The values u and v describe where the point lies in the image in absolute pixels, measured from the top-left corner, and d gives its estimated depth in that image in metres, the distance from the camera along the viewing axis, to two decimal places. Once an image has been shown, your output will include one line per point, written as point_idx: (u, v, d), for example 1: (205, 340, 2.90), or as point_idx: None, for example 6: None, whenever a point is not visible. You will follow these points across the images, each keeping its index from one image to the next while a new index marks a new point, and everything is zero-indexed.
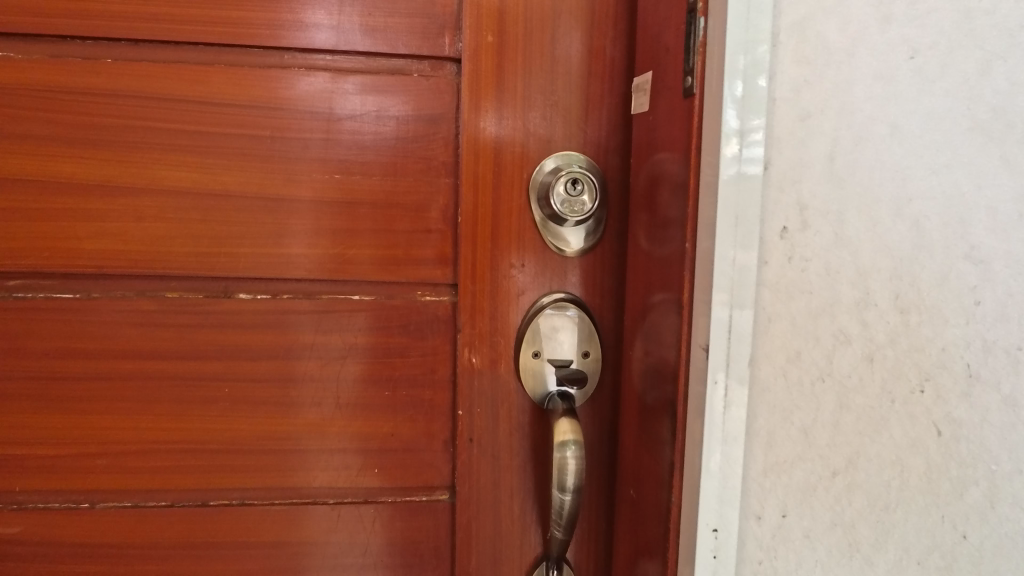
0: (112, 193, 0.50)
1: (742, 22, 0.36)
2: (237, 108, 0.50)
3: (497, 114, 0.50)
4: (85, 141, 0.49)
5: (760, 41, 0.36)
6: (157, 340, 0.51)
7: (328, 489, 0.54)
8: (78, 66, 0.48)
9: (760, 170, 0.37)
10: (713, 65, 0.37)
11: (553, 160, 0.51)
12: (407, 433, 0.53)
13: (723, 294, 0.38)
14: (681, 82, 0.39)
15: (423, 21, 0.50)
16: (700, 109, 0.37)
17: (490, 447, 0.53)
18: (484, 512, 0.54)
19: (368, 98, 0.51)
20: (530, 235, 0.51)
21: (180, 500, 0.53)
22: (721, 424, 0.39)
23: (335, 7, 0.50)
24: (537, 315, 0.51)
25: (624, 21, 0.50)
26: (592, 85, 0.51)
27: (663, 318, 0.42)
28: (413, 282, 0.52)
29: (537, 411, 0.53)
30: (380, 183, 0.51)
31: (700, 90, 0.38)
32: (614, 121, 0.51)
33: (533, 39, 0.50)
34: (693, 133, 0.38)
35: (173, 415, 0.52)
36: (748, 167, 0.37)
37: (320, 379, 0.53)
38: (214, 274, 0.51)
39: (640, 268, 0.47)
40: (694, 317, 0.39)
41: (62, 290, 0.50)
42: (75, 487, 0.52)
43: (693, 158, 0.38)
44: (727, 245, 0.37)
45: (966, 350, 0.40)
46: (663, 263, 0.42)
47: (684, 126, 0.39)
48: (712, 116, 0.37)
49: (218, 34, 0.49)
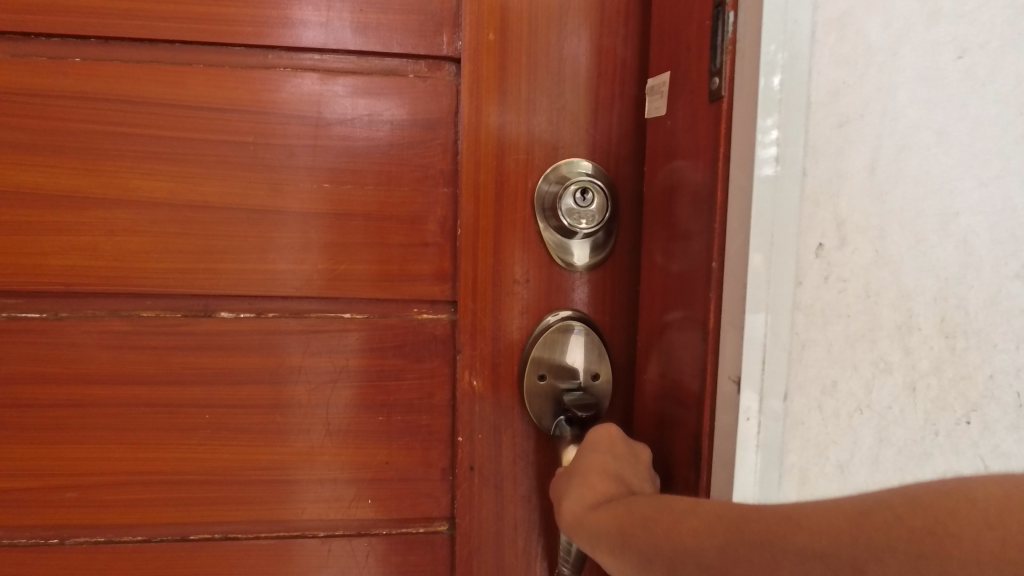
0: (82, 205, 0.46)
1: (781, 16, 0.32)
2: (217, 112, 0.46)
3: (500, 118, 0.46)
4: (51, 148, 0.45)
5: (799, 40, 0.33)
6: (132, 364, 0.47)
7: (317, 522, 0.50)
8: (44, 67, 0.44)
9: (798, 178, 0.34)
10: (747, 62, 0.33)
11: (559, 168, 0.47)
12: (403, 462, 0.50)
13: (756, 319, 0.34)
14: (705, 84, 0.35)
15: (419, 18, 0.47)
16: (728, 113, 0.34)
17: (491, 476, 0.49)
18: (486, 546, 0.50)
19: (360, 101, 0.47)
20: (534, 249, 0.48)
21: (158, 535, 0.49)
22: (753, 463, 0.35)
23: (323, 3, 0.46)
24: (542, 335, 0.47)
25: (636, 17, 0.47)
26: (601, 87, 0.47)
27: (684, 344, 0.38)
28: (409, 299, 0.49)
29: (542, 437, 0.49)
30: (372, 194, 0.47)
31: (728, 93, 0.34)
32: (626, 125, 0.47)
33: (537, 37, 0.46)
34: (722, 139, 0.34)
35: (148, 444, 0.48)
36: (783, 176, 0.33)
37: (309, 404, 0.49)
38: (195, 292, 0.47)
39: (656, 288, 0.43)
40: (721, 343, 0.35)
41: (26, 309, 0.46)
42: (43, 523, 0.48)
43: (722, 168, 0.34)
44: (759, 263, 0.33)
45: (1016, 379, 0.38)
46: (683, 283, 0.39)
47: (711, 131, 0.35)
48: (744, 120, 0.33)
49: (196, 32, 0.45)
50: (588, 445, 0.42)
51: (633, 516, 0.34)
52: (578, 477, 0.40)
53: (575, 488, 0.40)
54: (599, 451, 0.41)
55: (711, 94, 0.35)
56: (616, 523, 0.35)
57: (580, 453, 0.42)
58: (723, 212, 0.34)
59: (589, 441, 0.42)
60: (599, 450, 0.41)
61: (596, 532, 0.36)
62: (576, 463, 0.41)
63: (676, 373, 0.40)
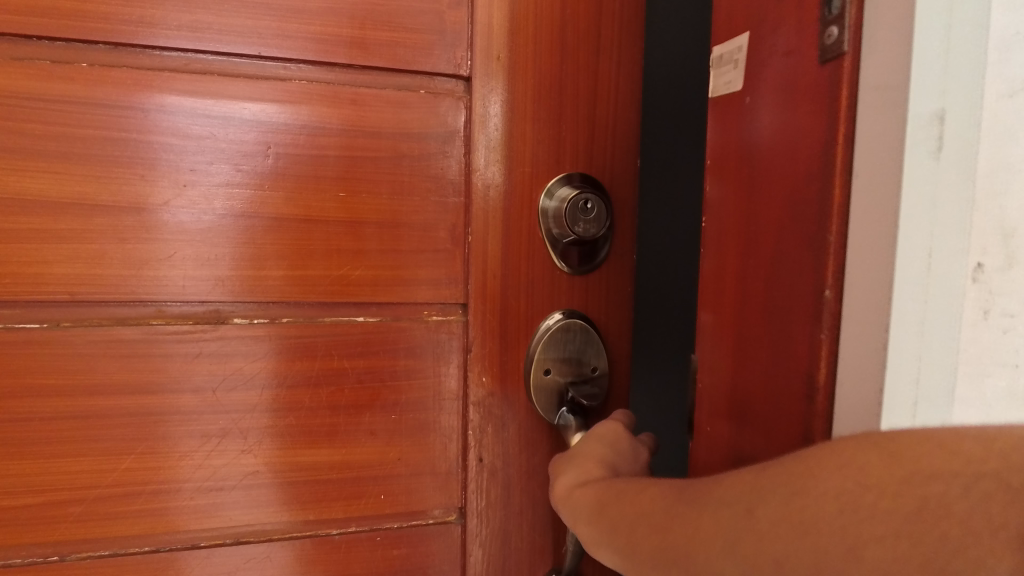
0: (89, 213, 0.45)
1: None
2: (232, 122, 0.47)
3: (508, 134, 0.50)
4: (55, 153, 0.44)
5: None
6: (142, 372, 0.47)
7: (330, 520, 0.52)
8: (47, 70, 0.43)
9: (955, 152, 0.33)
10: (879, 33, 0.33)
11: (561, 180, 0.51)
12: (415, 458, 0.52)
13: (900, 329, 0.33)
14: (818, 40, 0.36)
15: (432, 37, 0.49)
16: (852, 79, 0.34)
17: (500, 467, 0.53)
18: (494, 532, 0.53)
19: (374, 114, 0.49)
20: (539, 254, 0.52)
21: (167, 544, 0.49)
22: None
23: (340, 20, 0.48)
24: (546, 336, 0.51)
25: (628, 46, 0.52)
26: (598, 107, 0.52)
27: (779, 351, 0.40)
28: (420, 302, 0.51)
29: (546, 427, 0.53)
30: (386, 202, 0.50)
31: (851, 51, 0.34)
32: (619, 141, 0.53)
33: (542, 59, 0.50)
34: (845, 110, 0.35)
35: (158, 452, 0.48)
36: (941, 155, 0.32)
37: (323, 406, 0.50)
38: (207, 298, 0.48)
39: (731, 289, 0.44)
40: (840, 352, 0.36)
41: (24, 320, 0.45)
42: (40, 540, 0.47)
43: (844, 154, 0.35)
44: (909, 267, 0.33)
45: None
46: (783, 292, 0.39)
47: (829, 112, 0.35)
48: (875, 100, 0.33)
49: (211, 41, 0.46)
50: (592, 439, 0.47)
51: (611, 491, 0.39)
52: (575, 460, 0.45)
53: (570, 469, 0.44)
54: (599, 445, 0.46)
55: (826, 52, 0.36)
56: (599, 497, 0.40)
57: (586, 442, 0.47)
58: (841, 219, 0.35)
59: (596, 436, 0.47)
60: (601, 444, 0.46)
61: (577, 505, 0.41)
62: (576, 450, 0.46)
63: (770, 376, 0.41)
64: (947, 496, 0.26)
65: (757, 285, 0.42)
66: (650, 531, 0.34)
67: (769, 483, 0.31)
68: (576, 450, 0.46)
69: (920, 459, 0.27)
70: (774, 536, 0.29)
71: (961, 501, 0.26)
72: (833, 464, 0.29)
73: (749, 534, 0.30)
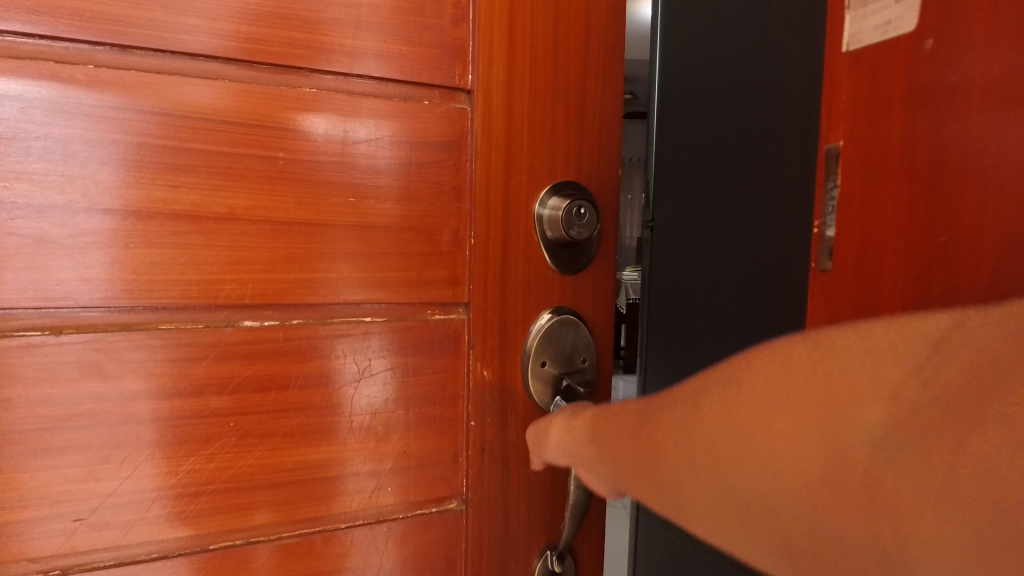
0: (95, 216, 0.44)
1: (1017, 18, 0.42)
2: (245, 128, 0.47)
3: (508, 144, 0.54)
4: (60, 155, 0.43)
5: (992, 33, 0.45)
6: (151, 378, 0.46)
7: (339, 515, 0.53)
8: (53, 71, 0.43)
9: None
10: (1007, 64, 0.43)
11: (552, 186, 0.55)
12: (420, 450, 0.55)
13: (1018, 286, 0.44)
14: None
15: (435, 51, 0.52)
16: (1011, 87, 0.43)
17: (499, 455, 0.57)
18: (494, 518, 0.57)
19: (382, 123, 0.51)
20: (535, 256, 0.56)
21: (176, 550, 0.49)
22: None
23: (349, 32, 0.50)
24: (541, 332, 0.56)
25: (611, 67, 0.57)
26: (586, 121, 0.56)
27: (952, 280, 0.48)
28: (425, 302, 0.54)
29: (541, 415, 0.57)
30: (394, 207, 0.52)
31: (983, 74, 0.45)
32: (603, 153, 0.58)
33: (538, 76, 0.54)
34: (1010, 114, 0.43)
35: (167, 458, 0.47)
36: None
37: (335, 404, 0.52)
38: (217, 302, 0.48)
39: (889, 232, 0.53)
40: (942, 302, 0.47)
41: (25, 327, 0.43)
42: (39, 555, 0.45)
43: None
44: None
45: None
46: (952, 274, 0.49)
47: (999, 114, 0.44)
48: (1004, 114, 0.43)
49: (223, 47, 0.47)
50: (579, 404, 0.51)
51: (594, 422, 0.46)
52: (567, 410, 0.51)
53: (558, 419, 0.51)
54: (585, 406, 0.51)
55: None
56: (586, 426, 0.46)
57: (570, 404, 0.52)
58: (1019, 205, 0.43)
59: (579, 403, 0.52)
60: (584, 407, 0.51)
61: (572, 440, 0.48)
62: (568, 408, 0.52)
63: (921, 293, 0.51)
64: (859, 365, 0.27)
65: (938, 249, 0.49)
66: (629, 446, 0.40)
67: (708, 381, 0.34)
68: (567, 409, 0.51)
69: (838, 341, 0.28)
70: (709, 426, 0.32)
71: (875, 338, 0.28)
72: (765, 355, 0.31)
73: (687, 429, 0.34)
